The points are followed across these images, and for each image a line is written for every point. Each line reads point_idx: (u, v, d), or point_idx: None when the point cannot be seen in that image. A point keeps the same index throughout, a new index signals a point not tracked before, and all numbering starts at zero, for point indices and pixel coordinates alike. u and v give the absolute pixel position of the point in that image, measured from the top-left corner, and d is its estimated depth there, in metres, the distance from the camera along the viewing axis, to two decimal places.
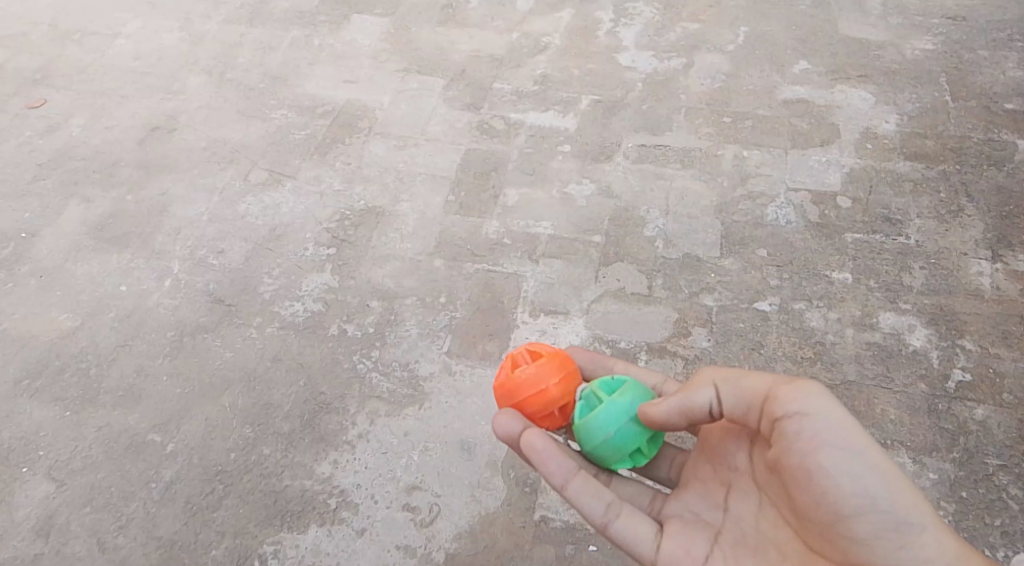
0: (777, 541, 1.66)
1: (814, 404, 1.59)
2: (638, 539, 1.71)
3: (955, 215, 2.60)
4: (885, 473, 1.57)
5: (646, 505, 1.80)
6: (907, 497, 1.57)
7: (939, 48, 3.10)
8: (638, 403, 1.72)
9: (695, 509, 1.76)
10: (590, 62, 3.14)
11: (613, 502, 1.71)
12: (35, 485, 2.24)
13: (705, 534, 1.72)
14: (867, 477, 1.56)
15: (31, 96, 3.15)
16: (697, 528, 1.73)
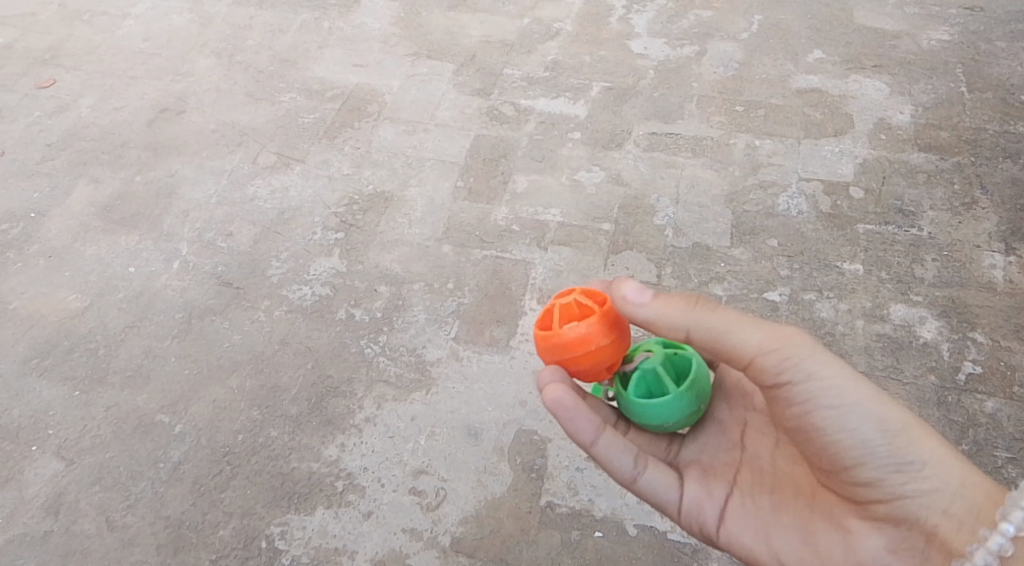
0: (791, 478, 1.73)
1: (800, 366, 1.57)
2: (662, 488, 1.76)
3: (969, 207, 2.58)
4: (881, 417, 1.58)
5: (663, 448, 1.81)
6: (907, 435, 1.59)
7: (954, 38, 3.08)
8: (697, 399, 1.67)
9: (712, 448, 1.80)
10: (602, 49, 3.12)
11: (638, 456, 1.73)
12: (43, 463, 2.25)
13: (724, 476, 1.77)
14: (862, 422, 1.58)
15: (41, 76, 3.15)
16: (715, 471, 1.78)
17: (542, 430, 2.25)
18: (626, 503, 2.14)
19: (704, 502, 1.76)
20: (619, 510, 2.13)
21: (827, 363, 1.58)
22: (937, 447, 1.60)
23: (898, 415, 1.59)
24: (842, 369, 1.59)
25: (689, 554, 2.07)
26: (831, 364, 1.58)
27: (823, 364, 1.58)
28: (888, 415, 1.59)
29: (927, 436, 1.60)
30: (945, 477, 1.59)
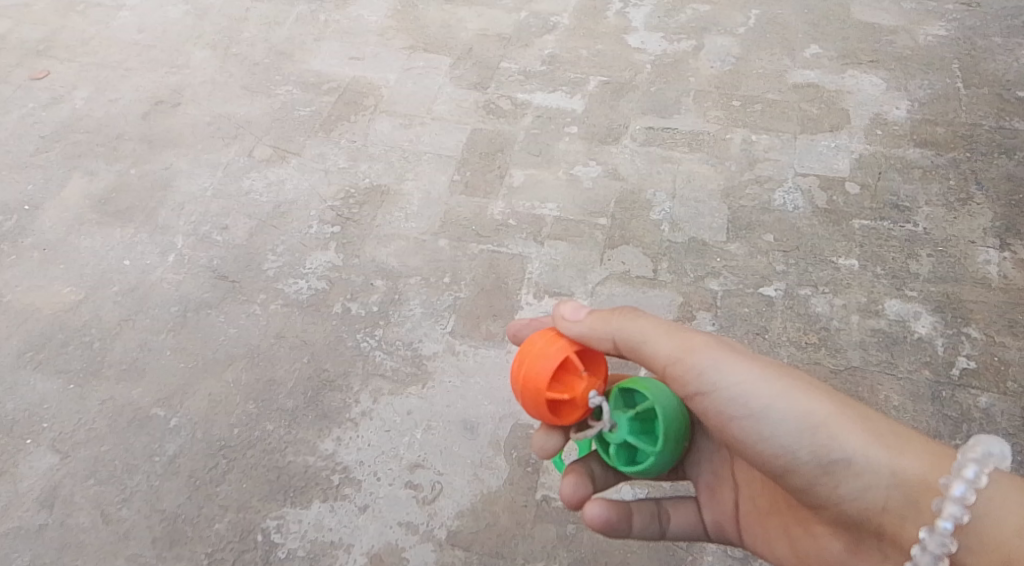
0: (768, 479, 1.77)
1: (709, 368, 1.62)
2: (688, 528, 1.86)
3: (964, 203, 2.59)
4: (799, 415, 1.60)
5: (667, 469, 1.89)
6: (830, 432, 1.59)
7: (951, 34, 3.08)
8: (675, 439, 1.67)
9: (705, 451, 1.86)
10: (599, 43, 3.11)
11: (657, 514, 1.84)
12: (38, 456, 2.25)
13: (729, 493, 1.83)
14: (779, 426, 1.60)
15: (35, 67, 3.13)
16: (721, 489, 1.83)
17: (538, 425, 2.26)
18: None
19: (721, 519, 1.84)
20: None
21: (734, 371, 1.62)
22: (865, 438, 1.59)
23: (814, 412, 1.60)
24: (752, 372, 1.62)
25: (683, 549, 2.08)
26: (740, 370, 1.61)
27: (731, 371, 1.62)
28: (805, 413, 1.60)
29: (853, 427, 1.59)
30: (877, 470, 1.57)
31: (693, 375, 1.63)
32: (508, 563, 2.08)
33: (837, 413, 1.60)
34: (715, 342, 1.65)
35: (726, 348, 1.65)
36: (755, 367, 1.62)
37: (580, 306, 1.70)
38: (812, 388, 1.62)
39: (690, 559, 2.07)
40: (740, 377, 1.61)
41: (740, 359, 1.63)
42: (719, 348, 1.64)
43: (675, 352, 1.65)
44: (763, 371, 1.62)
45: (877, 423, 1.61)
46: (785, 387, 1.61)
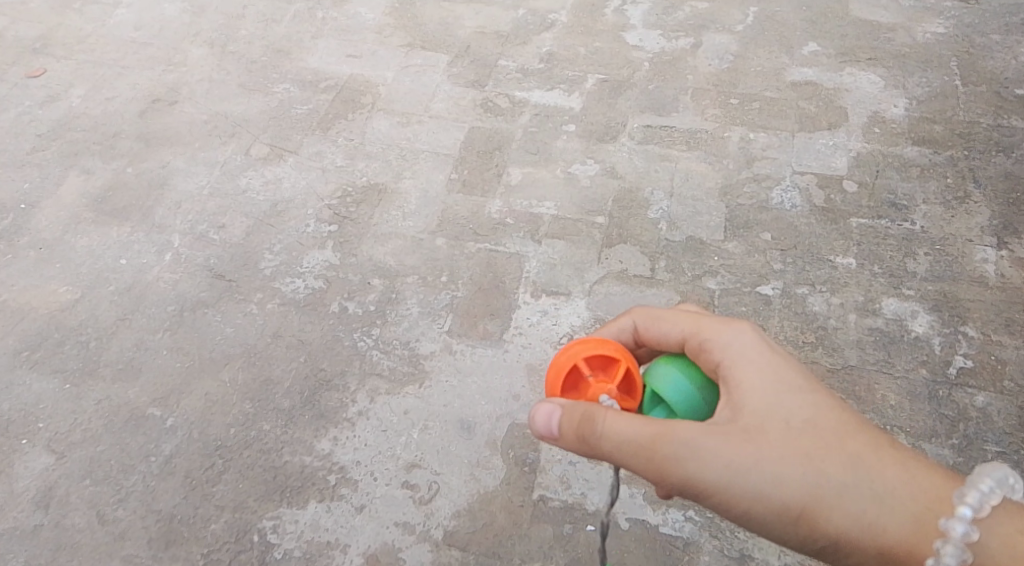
0: None
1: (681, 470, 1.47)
2: None
3: (961, 201, 2.58)
4: (779, 503, 1.47)
5: None
6: (815, 513, 1.47)
7: (950, 31, 3.07)
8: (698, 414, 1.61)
9: None
10: (597, 40, 3.10)
11: None
12: (34, 457, 2.24)
13: None
14: (760, 513, 1.48)
15: (30, 65, 3.12)
16: None
17: None
18: (618, 497, 2.14)
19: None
20: (611, 504, 2.14)
21: (704, 469, 1.46)
22: (853, 514, 1.46)
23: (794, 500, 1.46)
24: (722, 463, 1.46)
25: (680, 548, 2.07)
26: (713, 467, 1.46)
27: (702, 464, 1.46)
28: (785, 500, 1.47)
29: (839, 505, 1.46)
30: (867, 546, 1.47)
31: (665, 478, 1.49)
32: (505, 563, 2.07)
33: (822, 489, 1.46)
34: (678, 434, 1.47)
35: (690, 437, 1.47)
36: (726, 454, 1.46)
37: (555, 423, 1.52)
38: (792, 468, 1.46)
39: (687, 558, 2.06)
40: (710, 471, 1.46)
41: (707, 449, 1.46)
42: (684, 441, 1.46)
43: (638, 455, 1.48)
44: (735, 462, 1.46)
45: (866, 489, 1.47)
46: (761, 476, 1.46)
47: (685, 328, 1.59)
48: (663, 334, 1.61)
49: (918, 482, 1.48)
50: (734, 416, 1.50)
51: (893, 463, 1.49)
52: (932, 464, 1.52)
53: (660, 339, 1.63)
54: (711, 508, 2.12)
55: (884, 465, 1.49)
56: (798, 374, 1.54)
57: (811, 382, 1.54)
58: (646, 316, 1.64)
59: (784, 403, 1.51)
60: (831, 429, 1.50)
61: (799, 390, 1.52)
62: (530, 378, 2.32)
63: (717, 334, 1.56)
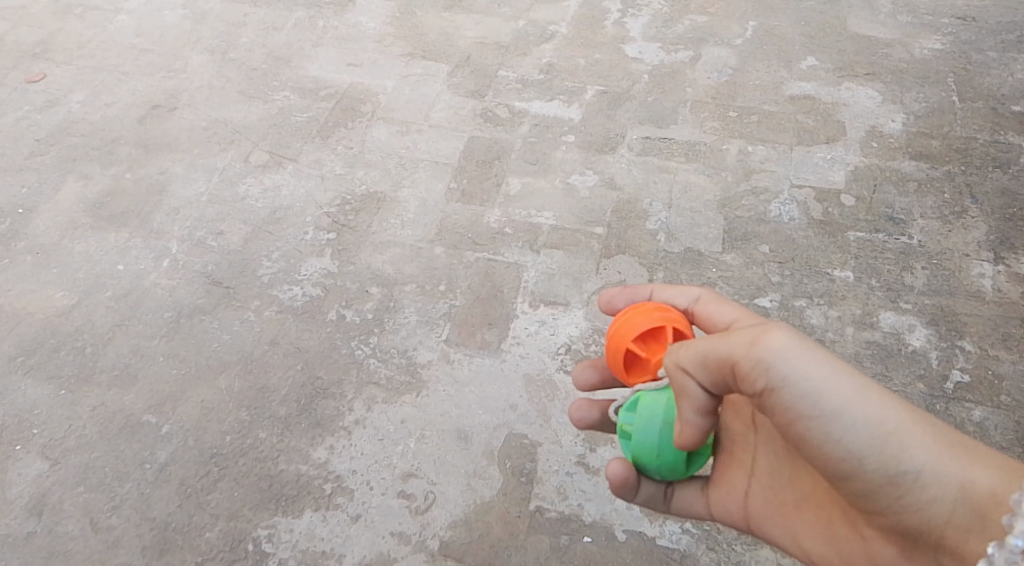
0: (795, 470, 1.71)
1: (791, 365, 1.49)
2: (692, 506, 1.81)
3: (959, 216, 2.60)
4: (875, 422, 1.48)
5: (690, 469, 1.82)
6: (905, 435, 1.49)
7: (947, 48, 3.09)
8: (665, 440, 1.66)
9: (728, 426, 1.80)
10: (597, 52, 3.12)
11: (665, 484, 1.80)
12: (28, 463, 2.23)
13: (743, 478, 1.77)
14: (854, 428, 1.48)
15: (31, 70, 3.12)
16: (734, 472, 1.78)
17: (533, 434, 2.25)
18: (615, 509, 2.14)
19: (729, 502, 1.78)
20: (608, 515, 2.13)
21: (812, 358, 1.49)
22: (937, 442, 1.49)
23: (891, 417, 1.49)
24: (826, 360, 1.50)
25: (678, 560, 2.07)
26: (820, 369, 1.49)
27: (807, 359, 1.49)
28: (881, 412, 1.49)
29: (925, 430, 1.50)
30: (946, 480, 1.49)
31: (767, 377, 1.50)
32: None
33: (912, 416, 1.50)
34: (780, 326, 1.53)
35: (795, 333, 1.52)
36: (827, 354, 1.51)
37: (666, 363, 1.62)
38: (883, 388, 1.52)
39: None
40: (816, 364, 1.49)
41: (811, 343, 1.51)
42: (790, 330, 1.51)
43: (742, 340, 1.52)
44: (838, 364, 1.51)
45: (943, 428, 1.52)
46: (860, 383, 1.50)
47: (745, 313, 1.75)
48: (716, 311, 1.77)
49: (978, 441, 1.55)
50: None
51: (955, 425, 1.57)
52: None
53: (713, 317, 1.77)
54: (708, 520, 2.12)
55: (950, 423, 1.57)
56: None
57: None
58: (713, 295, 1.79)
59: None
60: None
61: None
62: (528, 388, 2.32)
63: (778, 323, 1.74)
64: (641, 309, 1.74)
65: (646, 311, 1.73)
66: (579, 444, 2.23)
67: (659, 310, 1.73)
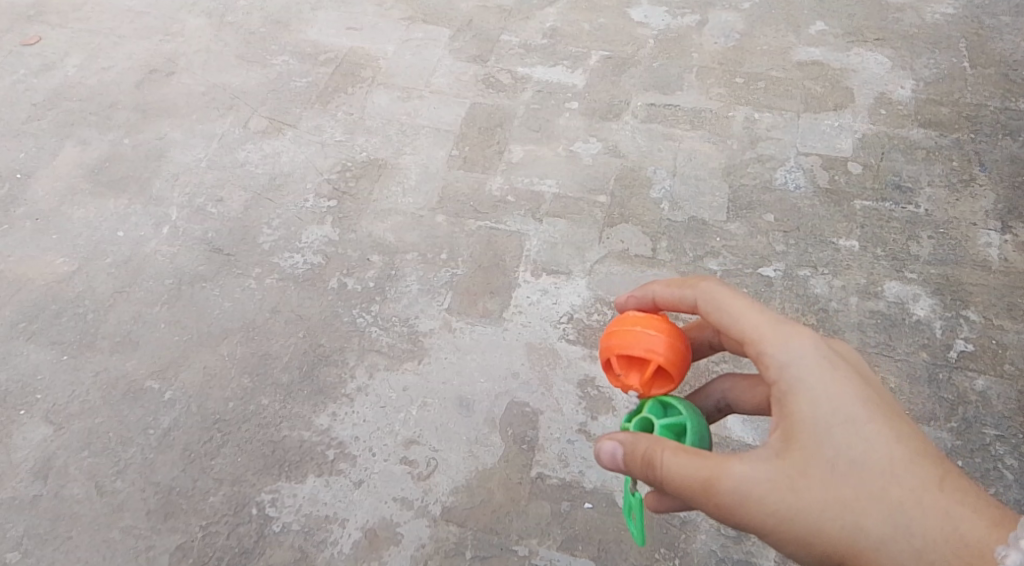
0: None
1: (738, 512, 1.49)
2: None
3: (967, 184, 2.57)
4: (824, 550, 1.49)
5: None
6: (856, 555, 1.47)
7: (959, 12, 3.04)
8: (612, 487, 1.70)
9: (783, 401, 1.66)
10: (601, 16, 3.07)
11: None
12: (32, 427, 2.23)
13: None
14: (805, 554, 1.50)
15: (26, 33, 3.08)
16: None
17: (534, 402, 2.25)
18: (616, 476, 2.14)
19: None
20: (609, 483, 2.14)
21: (753, 518, 1.49)
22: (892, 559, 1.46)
23: (837, 547, 1.47)
24: (770, 504, 1.48)
25: (677, 527, 2.08)
26: (765, 513, 1.48)
27: (751, 511, 1.49)
28: (830, 540, 1.48)
29: (879, 550, 1.46)
30: None
31: (721, 520, 1.52)
32: (502, 539, 2.07)
33: (863, 540, 1.46)
34: (728, 478, 1.48)
35: (744, 479, 1.48)
36: (774, 494, 1.48)
37: (619, 456, 1.55)
38: (839, 510, 1.47)
39: (685, 537, 2.06)
40: (761, 515, 1.48)
41: (753, 493, 1.48)
42: (733, 490, 1.48)
43: (690, 498, 1.51)
44: (784, 506, 1.48)
45: (908, 534, 1.45)
46: (807, 516, 1.47)
47: (751, 325, 1.56)
48: (729, 322, 1.59)
49: (958, 531, 1.44)
50: (785, 449, 1.50)
51: (940, 503, 1.46)
52: (987, 500, 1.48)
53: (725, 323, 1.60)
54: None
55: (930, 503, 1.46)
56: (855, 405, 1.50)
57: (872, 404, 1.51)
58: (715, 302, 1.61)
59: (839, 436, 1.48)
60: (882, 455, 1.48)
61: (855, 415, 1.49)
62: (531, 357, 2.31)
63: (777, 345, 1.54)
64: (611, 330, 1.70)
65: (610, 334, 1.69)
66: (581, 413, 2.23)
67: (618, 334, 1.68)
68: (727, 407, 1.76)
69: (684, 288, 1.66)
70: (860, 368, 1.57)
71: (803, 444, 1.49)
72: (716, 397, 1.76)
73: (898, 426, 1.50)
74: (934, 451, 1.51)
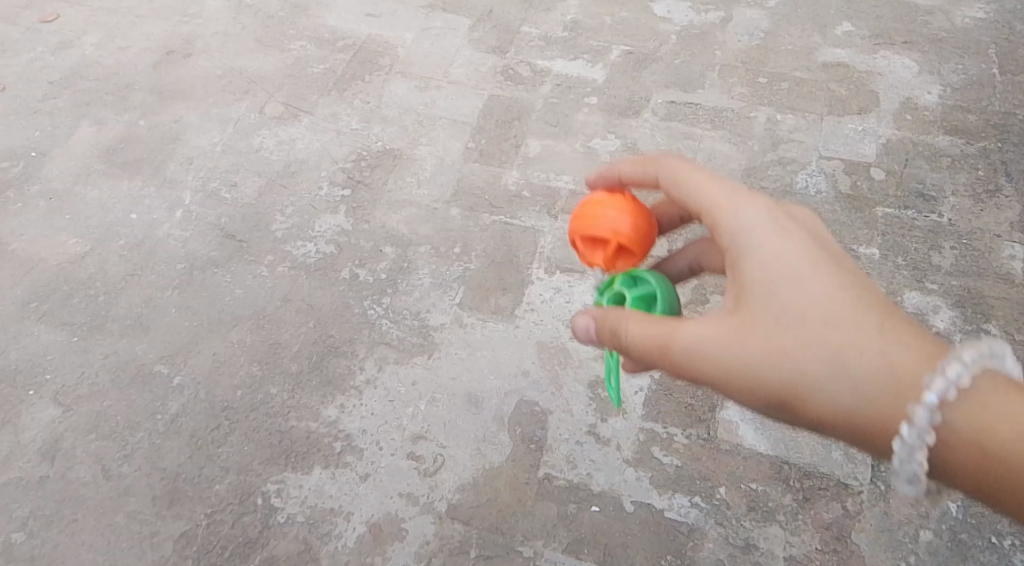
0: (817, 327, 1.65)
1: (694, 368, 1.49)
2: None
3: (992, 194, 2.52)
4: (773, 398, 1.48)
5: None
6: (802, 403, 1.46)
7: (990, 17, 2.97)
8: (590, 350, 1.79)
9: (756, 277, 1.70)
10: (624, 10, 3.02)
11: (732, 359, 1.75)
12: (40, 408, 2.23)
13: None
14: (758, 404, 1.50)
15: (44, 10, 3.06)
16: None
17: (543, 402, 2.23)
18: (624, 479, 2.12)
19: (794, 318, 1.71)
20: (617, 485, 2.11)
21: (707, 372, 1.49)
22: (836, 401, 1.44)
23: (783, 392, 1.47)
24: (722, 358, 1.48)
25: (685, 533, 2.05)
26: (717, 367, 1.48)
27: (705, 365, 1.49)
28: (779, 390, 1.46)
29: (822, 392, 1.45)
30: (848, 431, 1.46)
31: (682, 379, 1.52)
32: (507, 538, 2.06)
33: (808, 389, 1.45)
34: (683, 337, 1.49)
35: (695, 336, 1.48)
36: (726, 347, 1.47)
37: (590, 332, 1.57)
38: (784, 357, 1.45)
39: (691, 544, 2.04)
40: (717, 371, 1.49)
41: (703, 349, 1.48)
42: (688, 349, 1.49)
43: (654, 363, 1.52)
44: (735, 357, 1.47)
45: (851, 376, 1.43)
46: (756, 366, 1.46)
47: (705, 193, 1.55)
48: (688, 191, 1.58)
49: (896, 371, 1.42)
50: (735, 307, 1.50)
51: (881, 344, 1.43)
52: (926, 337, 1.45)
53: (685, 194, 1.59)
54: (717, 495, 2.09)
55: (871, 343, 1.44)
56: (800, 258, 1.48)
57: (817, 257, 1.49)
58: (676, 177, 1.60)
59: (787, 288, 1.47)
60: (823, 303, 1.45)
61: (800, 268, 1.47)
62: (541, 356, 2.29)
63: (729, 211, 1.52)
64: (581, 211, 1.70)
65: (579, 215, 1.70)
66: (590, 414, 2.21)
67: (587, 212, 1.68)
68: (699, 269, 1.81)
69: (646, 165, 1.65)
70: (809, 225, 1.55)
71: (750, 296, 1.49)
72: (687, 261, 1.81)
73: (842, 274, 1.49)
74: (879, 294, 1.49)
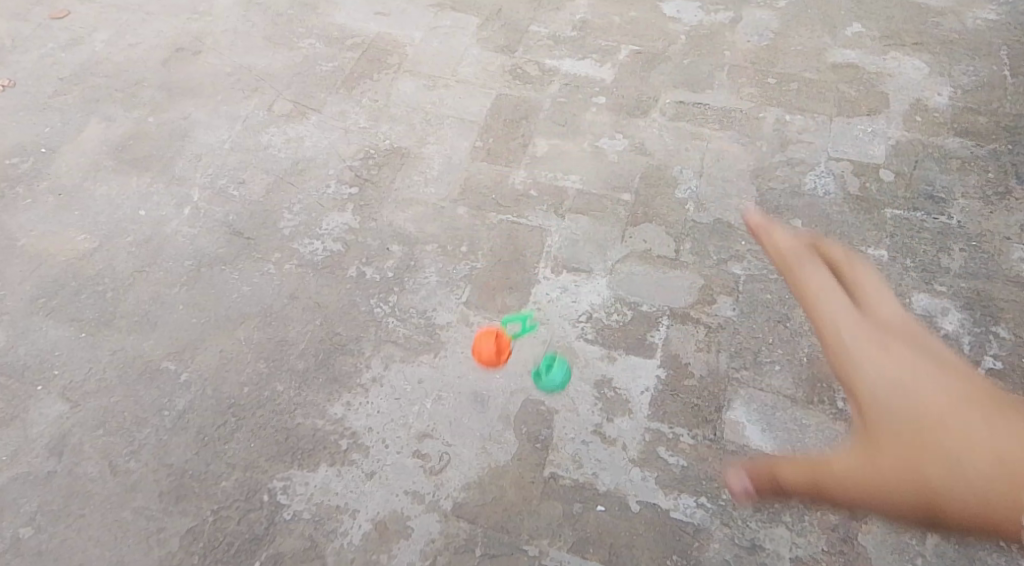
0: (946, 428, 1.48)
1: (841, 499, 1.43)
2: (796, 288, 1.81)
3: (1002, 197, 2.50)
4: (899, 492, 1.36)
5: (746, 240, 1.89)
6: (936, 490, 1.33)
7: (1002, 18, 2.96)
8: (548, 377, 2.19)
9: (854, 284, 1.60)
10: (633, 9, 3.01)
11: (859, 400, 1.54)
12: (48, 404, 2.24)
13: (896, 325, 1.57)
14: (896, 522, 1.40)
15: (55, 7, 3.07)
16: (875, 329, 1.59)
17: (549, 401, 2.22)
18: (629, 479, 2.11)
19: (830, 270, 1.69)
20: (622, 485, 2.11)
21: (853, 494, 1.41)
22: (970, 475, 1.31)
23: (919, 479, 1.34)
24: (853, 488, 1.41)
25: (691, 534, 2.05)
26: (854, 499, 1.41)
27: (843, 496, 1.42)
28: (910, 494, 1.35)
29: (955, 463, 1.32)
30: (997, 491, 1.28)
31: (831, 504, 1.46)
32: (513, 537, 2.06)
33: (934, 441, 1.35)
34: (835, 468, 1.44)
35: (841, 467, 1.43)
36: (860, 473, 1.40)
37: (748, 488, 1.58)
38: (912, 479, 1.35)
39: (697, 545, 2.04)
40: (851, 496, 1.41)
41: (844, 481, 1.42)
42: (838, 473, 1.43)
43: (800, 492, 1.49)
44: (862, 481, 1.40)
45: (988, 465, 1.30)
46: (887, 484, 1.37)
47: (806, 293, 1.56)
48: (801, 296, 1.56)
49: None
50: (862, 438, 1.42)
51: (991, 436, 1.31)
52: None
53: (796, 286, 1.58)
54: (724, 495, 2.09)
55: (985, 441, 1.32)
56: (893, 346, 1.45)
57: (910, 341, 1.46)
58: (803, 285, 1.57)
59: (901, 388, 1.41)
60: (926, 366, 1.43)
61: (884, 335, 1.47)
62: (547, 355, 2.29)
63: (818, 298, 1.53)
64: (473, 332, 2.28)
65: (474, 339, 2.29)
66: (596, 413, 2.20)
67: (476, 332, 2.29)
68: None
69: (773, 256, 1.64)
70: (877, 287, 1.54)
71: (871, 403, 1.42)
72: None
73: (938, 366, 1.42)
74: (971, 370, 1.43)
